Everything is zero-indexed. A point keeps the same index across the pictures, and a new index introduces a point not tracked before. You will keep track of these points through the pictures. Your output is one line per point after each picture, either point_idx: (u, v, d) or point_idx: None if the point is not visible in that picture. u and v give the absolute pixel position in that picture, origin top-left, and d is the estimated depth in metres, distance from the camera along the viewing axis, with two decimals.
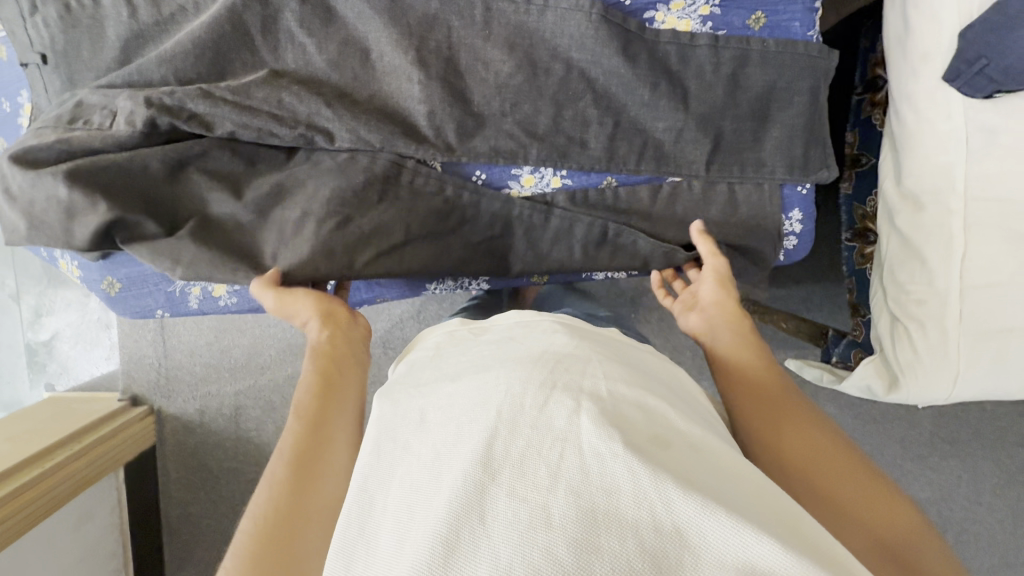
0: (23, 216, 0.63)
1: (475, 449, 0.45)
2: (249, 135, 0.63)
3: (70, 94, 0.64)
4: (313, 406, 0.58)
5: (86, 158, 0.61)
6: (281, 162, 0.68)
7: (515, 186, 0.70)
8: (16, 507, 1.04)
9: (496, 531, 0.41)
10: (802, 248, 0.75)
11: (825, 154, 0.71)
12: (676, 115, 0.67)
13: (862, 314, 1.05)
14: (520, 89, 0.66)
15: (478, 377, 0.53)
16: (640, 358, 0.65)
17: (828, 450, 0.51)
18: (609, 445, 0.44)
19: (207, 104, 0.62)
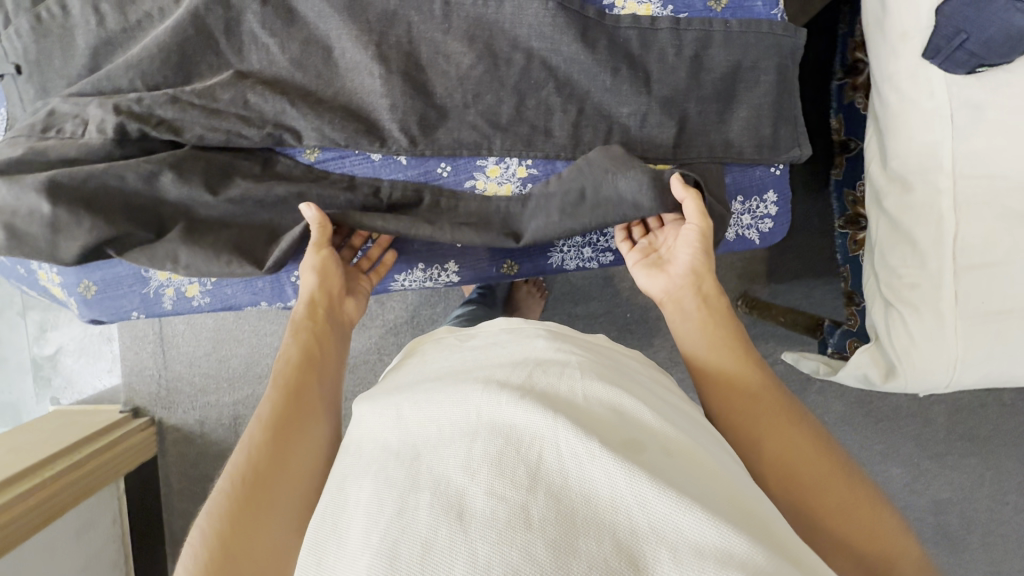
0: (3, 229, 0.60)
1: (453, 452, 0.43)
2: (218, 138, 0.64)
3: (42, 102, 0.65)
4: (293, 388, 0.56)
5: (56, 173, 0.60)
6: (255, 172, 0.67)
7: (480, 177, 0.69)
8: (12, 516, 1.05)
9: (474, 528, 0.38)
10: (779, 231, 0.73)
11: (795, 133, 0.69)
12: (639, 99, 0.67)
13: (857, 303, 1.02)
14: (481, 80, 0.67)
15: (455, 382, 0.52)
16: (626, 362, 0.62)
17: (812, 463, 0.52)
18: (585, 444, 0.42)
19: (176, 109, 0.62)
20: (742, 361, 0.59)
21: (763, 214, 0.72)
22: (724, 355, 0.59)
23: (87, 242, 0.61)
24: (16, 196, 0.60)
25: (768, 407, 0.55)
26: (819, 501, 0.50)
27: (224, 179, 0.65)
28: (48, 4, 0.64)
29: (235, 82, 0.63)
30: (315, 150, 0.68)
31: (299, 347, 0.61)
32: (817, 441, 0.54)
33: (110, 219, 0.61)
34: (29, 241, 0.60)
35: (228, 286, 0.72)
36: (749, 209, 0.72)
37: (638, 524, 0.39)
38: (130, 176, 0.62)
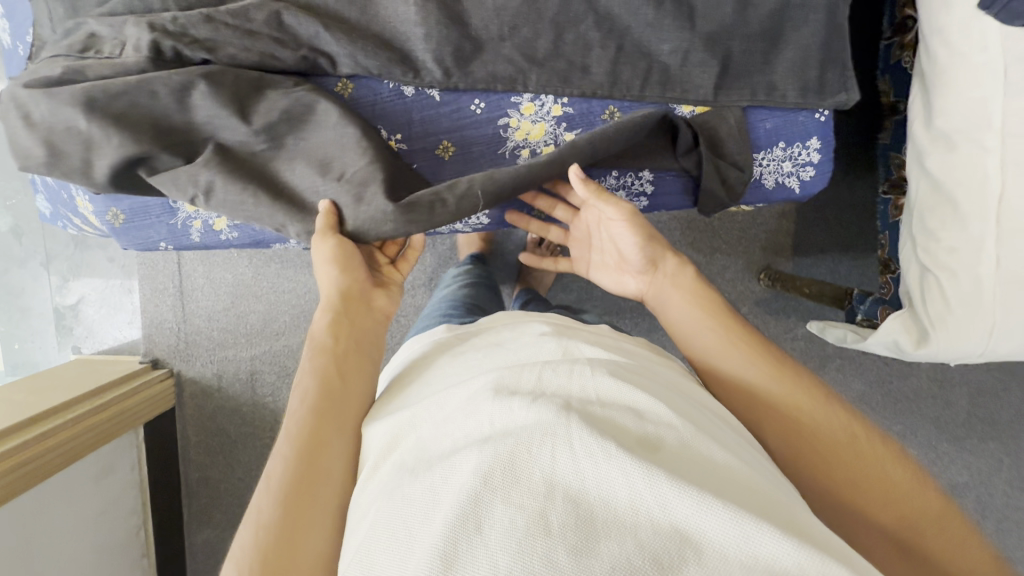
0: (43, 146, 0.58)
1: (468, 460, 0.42)
2: (252, 59, 0.61)
3: (72, 22, 0.61)
4: (323, 398, 0.54)
5: (83, 92, 0.57)
6: (287, 86, 0.62)
7: (514, 114, 0.67)
8: (37, 453, 1.06)
9: (494, 538, 0.37)
10: (820, 179, 0.70)
11: (842, 76, 0.66)
12: (682, 35, 0.64)
13: (891, 270, 1.00)
14: (518, 12, 0.65)
15: (462, 387, 0.51)
16: (647, 360, 0.61)
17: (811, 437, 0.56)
18: (601, 445, 0.41)
19: (209, 29, 0.59)
20: (736, 352, 0.61)
21: (804, 161, 0.69)
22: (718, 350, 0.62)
23: (125, 162, 0.59)
24: (53, 111, 0.57)
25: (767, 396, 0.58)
26: (834, 484, 0.54)
27: (255, 96, 0.61)
28: None
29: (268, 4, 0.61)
30: (347, 82, 0.66)
31: (324, 350, 0.58)
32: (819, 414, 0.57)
33: (136, 137, 0.58)
34: (65, 162, 0.59)
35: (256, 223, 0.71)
36: (790, 156, 0.69)
37: (662, 526, 0.37)
38: (161, 92, 0.58)
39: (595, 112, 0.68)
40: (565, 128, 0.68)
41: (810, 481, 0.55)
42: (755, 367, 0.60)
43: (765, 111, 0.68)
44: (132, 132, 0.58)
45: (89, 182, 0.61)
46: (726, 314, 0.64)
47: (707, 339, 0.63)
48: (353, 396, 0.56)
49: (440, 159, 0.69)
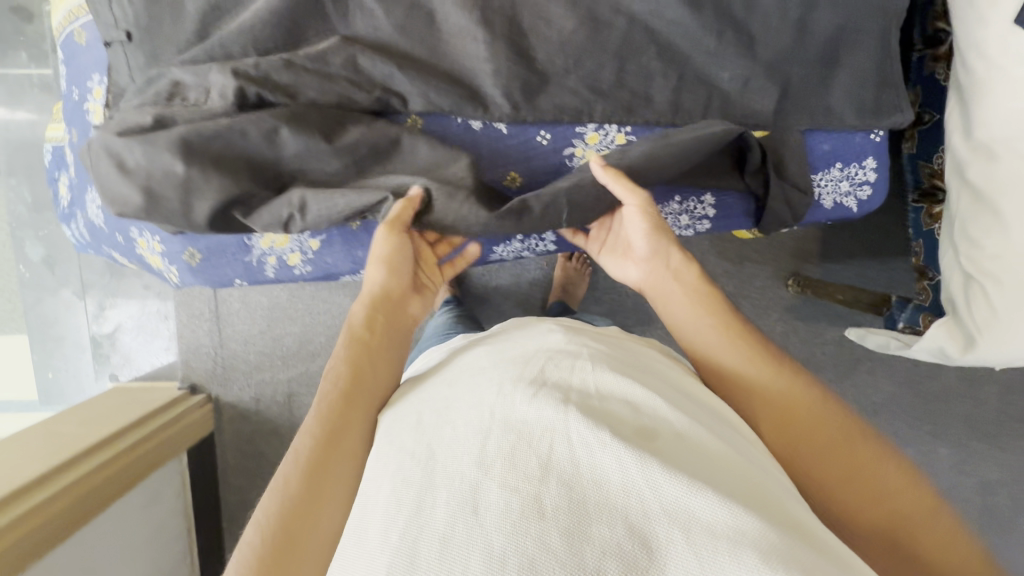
0: (140, 191, 0.60)
1: (469, 450, 0.44)
2: (330, 102, 0.64)
3: (153, 70, 0.64)
4: (352, 388, 0.57)
5: (177, 137, 0.59)
6: (368, 121, 0.65)
7: (579, 144, 0.70)
8: (95, 483, 1.07)
9: (489, 520, 0.39)
10: (876, 197, 0.73)
11: (897, 97, 0.68)
12: (742, 63, 0.66)
13: (928, 277, 1.03)
14: (583, 46, 0.66)
15: (471, 380, 0.54)
16: (646, 354, 0.63)
17: (818, 446, 0.55)
18: (596, 435, 0.44)
19: (291, 74, 0.62)
20: (748, 361, 0.60)
21: (861, 180, 0.71)
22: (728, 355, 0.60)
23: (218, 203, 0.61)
24: (150, 157, 0.59)
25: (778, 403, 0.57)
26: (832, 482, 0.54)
27: (339, 131, 0.63)
28: None
29: (343, 47, 0.63)
30: (417, 118, 0.67)
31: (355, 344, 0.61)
32: (828, 424, 0.56)
33: (234, 178, 0.61)
34: (163, 204, 0.61)
35: (330, 257, 0.74)
36: (847, 176, 0.71)
37: (650, 509, 0.40)
38: (252, 131, 0.61)
39: None
40: None
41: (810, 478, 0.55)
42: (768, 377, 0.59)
43: (822, 134, 0.70)
44: (228, 172, 0.61)
45: (179, 223, 0.63)
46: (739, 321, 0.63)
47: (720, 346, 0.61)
48: (380, 392, 0.59)
49: (507, 187, 0.72)
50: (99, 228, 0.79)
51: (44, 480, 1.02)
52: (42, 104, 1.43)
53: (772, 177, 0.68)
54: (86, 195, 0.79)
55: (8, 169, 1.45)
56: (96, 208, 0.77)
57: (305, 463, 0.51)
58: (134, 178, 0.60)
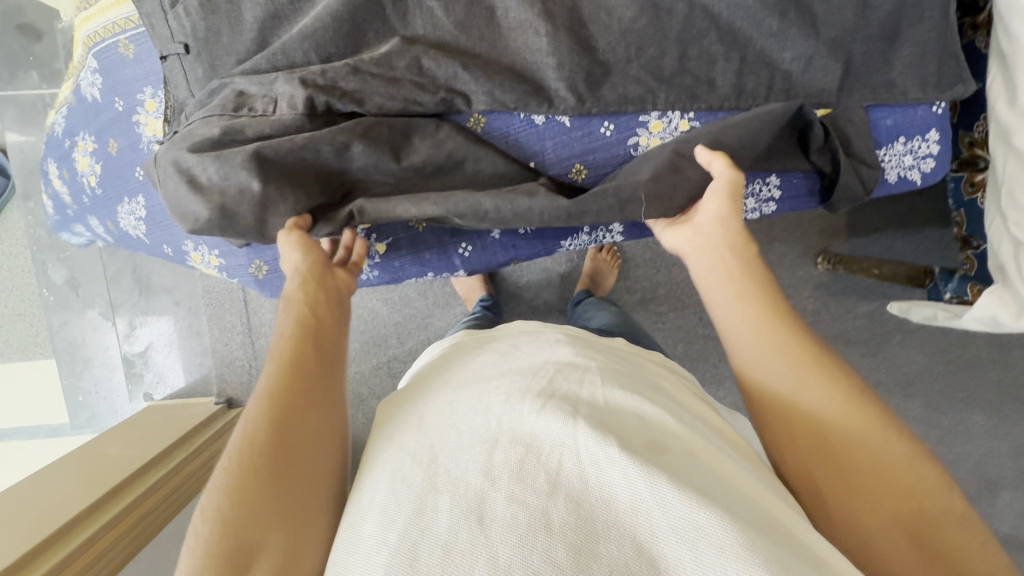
0: (212, 209, 0.60)
1: (476, 460, 0.44)
2: (397, 106, 0.64)
3: (213, 82, 0.64)
4: (294, 376, 0.51)
5: (252, 155, 0.59)
6: (434, 133, 0.65)
7: (643, 133, 0.70)
8: (155, 502, 1.07)
9: (495, 532, 0.38)
10: (940, 169, 0.73)
11: (958, 68, 0.68)
12: (806, 42, 0.66)
13: (972, 247, 1.04)
14: (644, 33, 0.65)
15: (476, 390, 0.53)
16: (651, 369, 0.65)
17: (843, 475, 0.47)
18: (605, 451, 0.43)
19: (358, 80, 0.62)
20: (788, 368, 0.51)
21: (924, 153, 0.72)
22: (755, 356, 0.53)
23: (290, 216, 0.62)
24: (224, 173, 0.60)
25: (816, 419, 0.49)
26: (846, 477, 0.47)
27: (405, 144, 0.65)
28: None
29: (407, 48, 0.62)
30: (481, 116, 0.68)
31: (294, 326, 0.55)
32: (873, 460, 0.47)
33: (308, 194, 0.63)
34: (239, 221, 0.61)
35: (396, 261, 0.76)
36: (911, 150, 0.72)
37: (658, 527, 0.39)
38: (326, 146, 0.62)
39: None
40: None
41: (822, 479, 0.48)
42: (808, 391, 0.50)
43: (884, 109, 0.70)
44: (299, 185, 0.62)
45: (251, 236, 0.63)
46: (783, 321, 0.54)
47: (750, 345, 0.54)
48: (332, 381, 0.53)
49: (573, 179, 0.72)
50: (133, 236, 0.80)
51: (119, 492, 1.04)
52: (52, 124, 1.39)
53: (841, 153, 0.68)
54: (120, 207, 0.78)
55: (25, 191, 1.43)
56: (133, 220, 0.78)
57: (245, 459, 0.45)
58: (208, 193, 0.60)
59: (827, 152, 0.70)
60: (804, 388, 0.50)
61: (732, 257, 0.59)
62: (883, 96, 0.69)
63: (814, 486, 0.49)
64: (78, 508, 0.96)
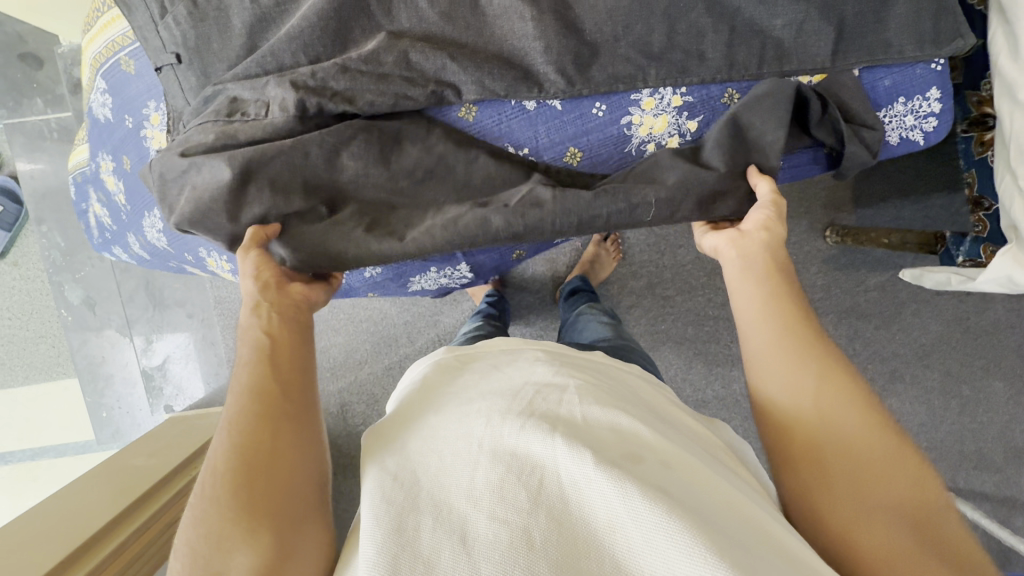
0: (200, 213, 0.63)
1: (460, 485, 0.46)
2: (386, 103, 0.64)
3: (208, 88, 0.65)
4: (266, 432, 0.50)
5: (246, 157, 0.61)
6: (424, 135, 0.67)
7: (636, 111, 0.69)
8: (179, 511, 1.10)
9: (477, 550, 0.42)
10: (942, 128, 0.72)
11: (956, 23, 0.67)
12: (796, 7, 0.65)
13: (983, 207, 1.02)
14: (631, 10, 0.65)
15: (461, 410, 0.55)
16: (629, 381, 0.65)
17: (856, 480, 0.49)
18: (582, 469, 0.45)
19: (347, 79, 0.62)
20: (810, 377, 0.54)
21: (926, 112, 0.71)
22: (776, 362, 0.56)
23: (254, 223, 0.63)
24: (212, 174, 0.62)
25: (834, 426, 0.52)
26: (850, 476, 0.50)
27: (397, 143, 0.66)
28: None
29: (394, 43, 0.63)
30: (472, 108, 0.68)
31: (258, 377, 0.53)
32: (890, 467, 0.49)
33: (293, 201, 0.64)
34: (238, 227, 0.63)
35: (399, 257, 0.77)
36: (912, 110, 0.71)
37: (632, 540, 0.42)
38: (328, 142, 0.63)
39: (714, 96, 0.69)
40: (687, 116, 0.70)
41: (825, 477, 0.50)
42: (826, 398, 0.53)
43: (881, 70, 0.69)
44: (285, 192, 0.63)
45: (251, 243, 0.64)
46: (806, 331, 0.57)
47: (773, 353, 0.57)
48: (309, 425, 0.53)
49: (567, 164, 0.72)
50: (163, 249, 0.81)
51: (147, 500, 1.07)
52: (60, 149, 1.43)
53: (844, 125, 0.67)
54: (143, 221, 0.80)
55: (37, 216, 1.46)
56: (156, 232, 0.79)
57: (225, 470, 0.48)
58: (204, 198, 0.62)
59: (825, 126, 0.69)
60: (823, 397, 0.53)
61: (769, 268, 0.62)
62: (882, 57, 0.67)
63: (820, 483, 0.51)
64: (112, 511, 1.00)
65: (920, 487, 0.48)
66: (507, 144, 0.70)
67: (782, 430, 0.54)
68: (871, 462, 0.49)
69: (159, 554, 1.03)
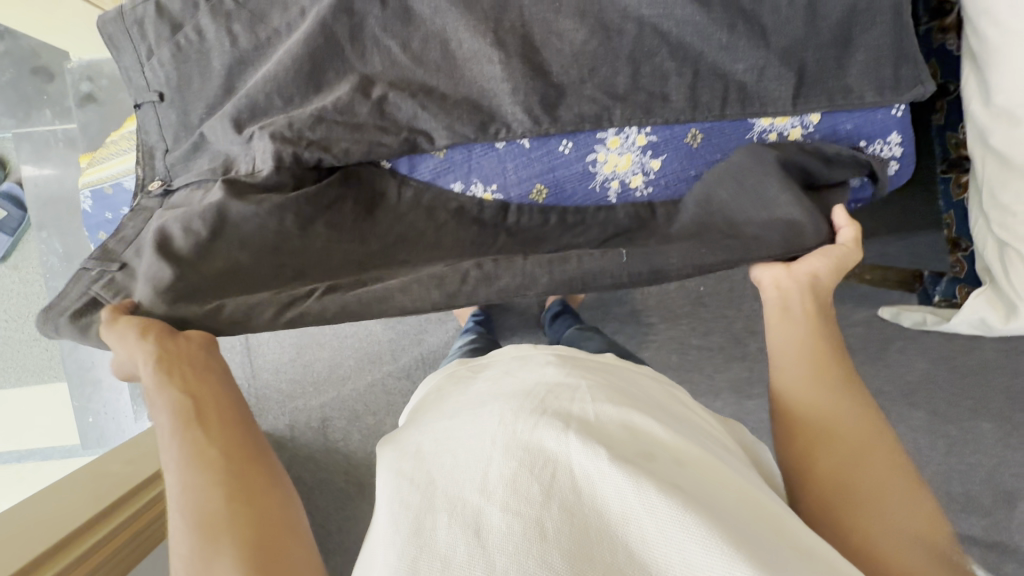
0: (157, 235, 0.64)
1: (473, 478, 0.45)
2: (362, 150, 0.67)
3: (190, 131, 0.69)
4: (217, 498, 0.48)
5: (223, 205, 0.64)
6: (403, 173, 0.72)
7: (601, 150, 0.72)
8: (148, 519, 1.09)
9: (491, 543, 0.40)
10: (906, 171, 0.75)
11: (916, 71, 0.68)
12: (757, 53, 0.67)
13: (961, 249, 1.02)
14: (596, 54, 0.67)
15: (477, 408, 0.54)
16: (642, 383, 0.65)
17: (878, 486, 0.50)
18: (596, 463, 0.45)
19: (323, 129, 0.65)
20: (830, 397, 0.57)
21: (888, 157, 0.73)
22: (801, 365, 0.59)
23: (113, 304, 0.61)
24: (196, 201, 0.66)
25: (860, 442, 0.53)
26: (861, 485, 0.51)
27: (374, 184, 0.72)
28: (185, 31, 0.66)
29: (363, 89, 0.66)
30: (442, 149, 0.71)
31: (195, 447, 0.51)
32: (897, 481, 0.51)
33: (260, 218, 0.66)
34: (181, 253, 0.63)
35: None
36: (873, 153, 0.73)
37: (646, 531, 0.41)
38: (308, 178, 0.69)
39: (679, 136, 0.71)
40: (651, 155, 0.73)
41: (837, 475, 0.52)
42: (847, 419, 0.55)
43: (842, 115, 0.71)
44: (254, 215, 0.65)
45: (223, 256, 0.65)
46: (830, 356, 0.59)
47: (798, 368, 0.59)
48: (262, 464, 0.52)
49: (533, 200, 0.75)
50: None
51: (124, 502, 1.08)
52: (64, 159, 1.48)
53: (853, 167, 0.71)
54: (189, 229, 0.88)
55: (38, 223, 1.50)
56: None
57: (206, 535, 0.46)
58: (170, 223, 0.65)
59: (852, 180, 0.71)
60: (842, 419, 0.55)
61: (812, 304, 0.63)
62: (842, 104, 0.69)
63: (830, 481, 0.52)
64: (89, 511, 1.03)
65: (935, 514, 0.49)
66: (476, 179, 0.72)
67: (809, 438, 0.55)
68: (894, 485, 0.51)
69: (136, 556, 1.04)
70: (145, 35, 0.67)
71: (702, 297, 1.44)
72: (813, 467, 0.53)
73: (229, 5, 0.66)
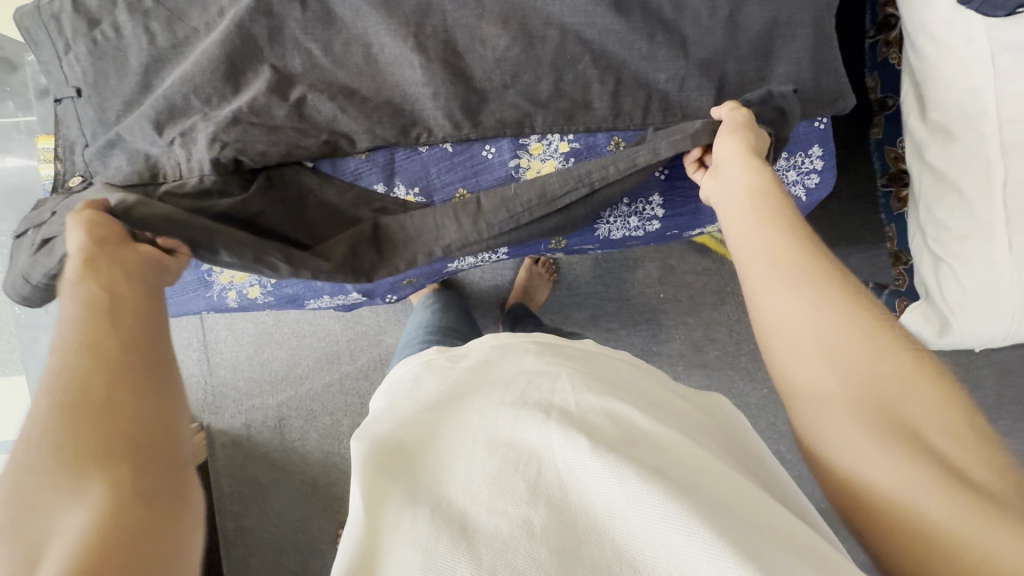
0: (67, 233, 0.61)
1: (460, 479, 0.45)
2: (279, 151, 0.67)
3: (107, 129, 0.68)
4: (100, 391, 0.40)
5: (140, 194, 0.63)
6: (327, 173, 0.71)
7: (524, 155, 0.71)
8: None
9: (477, 540, 0.39)
10: (826, 184, 0.75)
11: (838, 82, 0.69)
12: (677, 63, 0.67)
13: (902, 262, 1.02)
14: (519, 60, 0.67)
15: (461, 404, 0.54)
16: (616, 366, 0.64)
17: (888, 396, 0.41)
18: (578, 457, 0.44)
19: (238, 131, 0.65)
20: (807, 329, 0.46)
21: (808, 168, 0.73)
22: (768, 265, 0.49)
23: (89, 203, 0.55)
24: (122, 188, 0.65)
25: (851, 343, 0.43)
26: (872, 395, 0.42)
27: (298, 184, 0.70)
28: (103, 27, 0.66)
29: (281, 90, 0.66)
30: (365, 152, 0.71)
31: (95, 335, 0.44)
32: (910, 386, 0.41)
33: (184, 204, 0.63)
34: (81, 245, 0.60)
35: (289, 288, 0.75)
36: (794, 165, 0.73)
37: (632, 525, 0.40)
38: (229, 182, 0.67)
39: (601, 144, 0.71)
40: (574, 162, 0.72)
41: (845, 395, 0.43)
42: (825, 355, 0.44)
43: None
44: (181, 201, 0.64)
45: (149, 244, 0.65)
46: (804, 272, 0.47)
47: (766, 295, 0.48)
48: (166, 373, 0.45)
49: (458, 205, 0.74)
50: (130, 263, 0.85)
51: None
52: (27, 151, 1.48)
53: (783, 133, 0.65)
54: None
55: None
56: None
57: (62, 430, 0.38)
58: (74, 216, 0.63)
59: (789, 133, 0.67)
60: (817, 361, 0.45)
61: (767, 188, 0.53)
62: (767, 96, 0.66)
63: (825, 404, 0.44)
64: None
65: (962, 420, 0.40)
66: (399, 182, 0.72)
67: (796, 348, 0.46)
68: (902, 420, 0.41)
69: None
70: (63, 30, 0.67)
71: (662, 305, 1.43)
72: (810, 387, 0.45)
73: (147, 3, 0.66)
